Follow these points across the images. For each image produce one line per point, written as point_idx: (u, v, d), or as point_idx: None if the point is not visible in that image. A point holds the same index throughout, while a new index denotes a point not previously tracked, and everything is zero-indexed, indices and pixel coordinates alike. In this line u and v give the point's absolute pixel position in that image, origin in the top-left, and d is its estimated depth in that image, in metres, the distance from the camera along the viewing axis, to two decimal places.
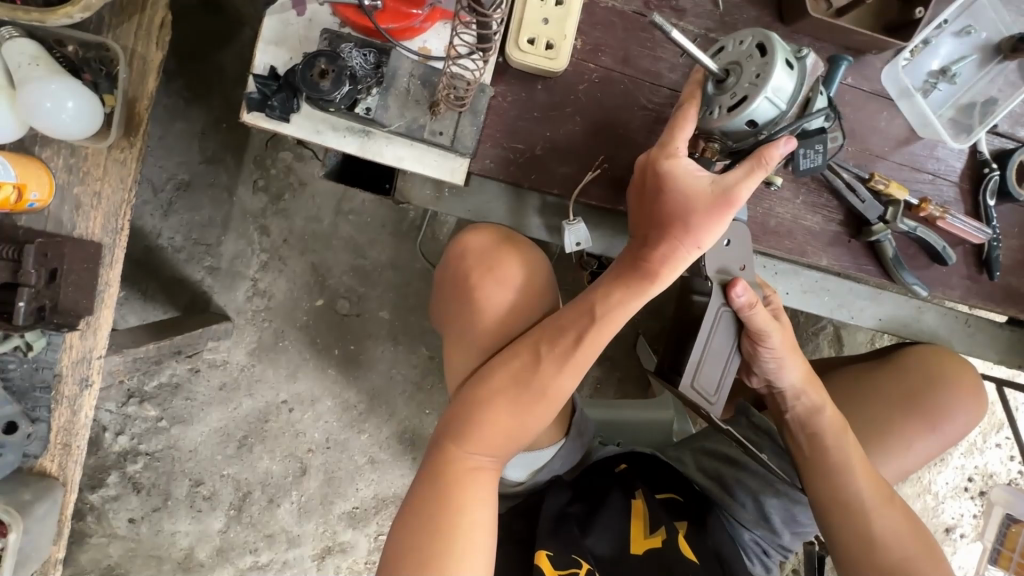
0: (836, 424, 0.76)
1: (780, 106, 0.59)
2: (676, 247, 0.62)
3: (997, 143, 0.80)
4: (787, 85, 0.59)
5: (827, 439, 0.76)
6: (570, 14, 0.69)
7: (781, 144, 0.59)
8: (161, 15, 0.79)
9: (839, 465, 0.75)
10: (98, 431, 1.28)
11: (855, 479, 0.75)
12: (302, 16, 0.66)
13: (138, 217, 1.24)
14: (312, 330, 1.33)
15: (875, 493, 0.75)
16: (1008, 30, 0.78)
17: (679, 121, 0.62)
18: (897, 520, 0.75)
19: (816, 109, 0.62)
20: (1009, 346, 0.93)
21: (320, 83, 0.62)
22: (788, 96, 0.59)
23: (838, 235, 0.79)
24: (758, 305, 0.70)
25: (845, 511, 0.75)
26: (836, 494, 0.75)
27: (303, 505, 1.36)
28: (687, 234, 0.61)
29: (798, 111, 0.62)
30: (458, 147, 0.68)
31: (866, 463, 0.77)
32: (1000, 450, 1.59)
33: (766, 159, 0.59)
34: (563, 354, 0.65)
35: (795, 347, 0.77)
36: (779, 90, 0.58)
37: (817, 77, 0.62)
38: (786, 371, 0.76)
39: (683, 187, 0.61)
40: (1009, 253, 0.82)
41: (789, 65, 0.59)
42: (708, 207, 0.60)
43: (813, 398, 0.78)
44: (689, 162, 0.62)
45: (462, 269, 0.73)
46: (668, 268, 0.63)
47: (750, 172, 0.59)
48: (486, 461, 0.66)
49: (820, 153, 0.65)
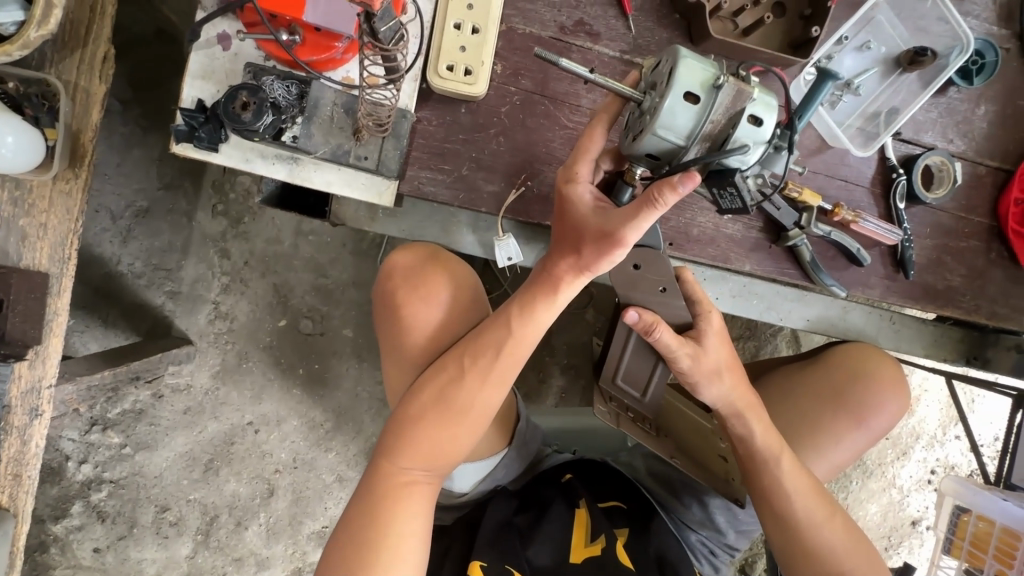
0: (769, 441, 0.76)
1: (672, 143, 0.57)
2: (571, 268, 0.64)
3: (904, 150, 0.85)
4: (684, 121, 0.56)
5: (758, 458, 0.75)
6: (487, 41, 0.72)
7: (682, 182, 0.50)
8: (103, 50, 0.81)
9: (771, 484, 0.75)
10: (61, 460, 1.27)
11: (789, 495, 0.75)
12: (227, 50, 0.69)
13: (96, 245, 1.25)
14: (276, 351, 1.34)
15: (816, 505, 0.75)
16: (905, 43, 0.83)
17: (585, 144, 0.63)
18: (839, 531, 0.75)
19: (731, 146, 0.57)
20: (933, 341, 0.97)
21: (242, 115, 0.64)
22: (683, 133, 0.56)
23: (760, 241, 0.83)
24: (658, 327, 0.68)
25: (786, 528, 0.75)
26: (774, 510, 0.75)
27: (271, 527, 1.36)
28: (581, 259, 0.63)
29: (711, 146, 0.58)
30: (383, 170, 0.71)
31: (803, 477, 0.76)
32: (959, 441, 1.63)
33: (662, 198, 0.52)
34: (484, 368, 0.68)
35: (717, 371, 0.74)
36: (669, 127, 0.56)
37: (740, 109, 0.56)
38: (710, 389, 0.75)
39: (575, 216, 0.62)
40: (924, 252, 0.86)
41: (693, 99, 0.55)
42: (597, 239, 0.60)
43: (745, 420, 0.76)
44: (590, 188, 0.63)
45: (390, 288, 0.76)
46: (566, 285, 0.66)
47: (642, 211, 0.55)
48: (421, 476, 0.68)
49: (735, 196, 0.61)
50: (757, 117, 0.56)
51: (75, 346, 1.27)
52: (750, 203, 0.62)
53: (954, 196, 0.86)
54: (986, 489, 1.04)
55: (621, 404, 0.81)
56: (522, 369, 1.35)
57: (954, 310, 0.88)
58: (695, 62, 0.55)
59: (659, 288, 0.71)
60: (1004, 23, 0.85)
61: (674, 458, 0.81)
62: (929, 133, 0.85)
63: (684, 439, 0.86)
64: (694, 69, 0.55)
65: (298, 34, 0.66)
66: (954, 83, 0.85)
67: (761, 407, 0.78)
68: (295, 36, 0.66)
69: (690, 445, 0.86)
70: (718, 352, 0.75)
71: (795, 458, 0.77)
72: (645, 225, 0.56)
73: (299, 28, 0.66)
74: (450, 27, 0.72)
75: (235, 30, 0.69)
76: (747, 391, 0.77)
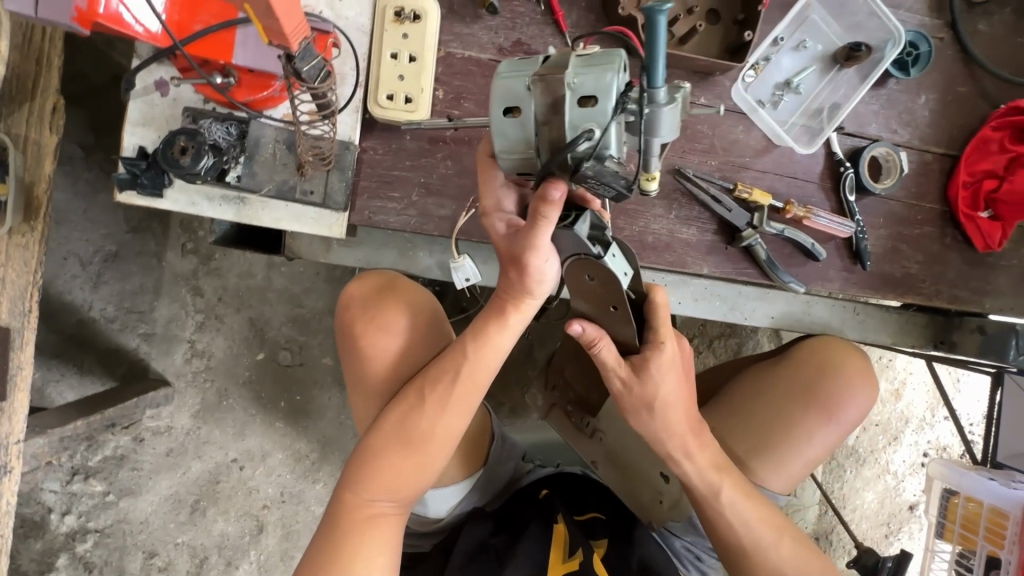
0: (706, 478, 0.73)
1: (520, 157, 0.54)
2: (513, 292, 0.64)
3: (850, 143, 0.86)
4: (517, 135, 0.53)
5: (697, 493, 0.74)
6: (425, 68, 0.73)
7: (553, 192, 0.52)
8: (51, 100, 0.79)
9: (710, 515, 0.74)
10: (43, 513, 1.25)
11: (733, 525, 0.73)
12: (166, 96, 0.70)
13: (67, 292, 1.23)
14: (256, 385, 1.33)
15: (765, 528, 0.74)
16: (840, 40, 0.85)
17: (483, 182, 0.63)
18: (790, 552, 0.74)
19: (573, 135, 0.50)
20: (898, 328, 0.99)
21: (180, 160, 0.65)
22: (522, 145, 0.54)
23: (716, 243, 0.84)
24: (597, 343, 0.68)
25: (734, 550, 0.74)
26: (718, 539, 0.75)
27: (262, 564, 1.33)
28: (511, 280, 0.62)
29: (556, 148, 0.52)
30: (331, 203, 0.72)
31: (752, 505, 0.74)
32: (950, 423, 1.63)
33: (543, 214, 0.53)
34: (444, 396, 0.68)
35: (652, 403, 0.71)
36: (506, 146, 0.54)
37: (563, 98, 0.50)
38: (645, 423, 0.73)
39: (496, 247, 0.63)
40: (880, 242, 0.87)
41: (517, 110, 0.52)
42: (512, 261, 0.60)
43: (677, 462, 0.74)
44: (504, 218, 0.62)
45: (349, 318, 0.76)
46: (514, 310, 0.65)
47: (532, 231, 0.55)
48: (387, 507, 0.67)
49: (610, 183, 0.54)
50: (590, 97, 0.49)
51: (51, 396, 1.25)
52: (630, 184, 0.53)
53: (904, 184, 0.87)
54: (972, 469, 1.02)
55: (561, 396, 0.94)
56: (505, 385, 1.34)
57: (916, 297, 0.88)
58: (508, 75, 0.52)
59: (611, 305, 0.66)
60: (936, 13, 0.87)
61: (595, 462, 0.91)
62: (873, 125, 0.87)
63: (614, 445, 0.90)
64: (508, 81, 0.52)
65: (233, 76, 0.68)
66: (891, 75, 0.86)
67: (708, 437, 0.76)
68: (230, 78, 0.68)
69: (624, 455, 0.90)
70: (668, 386, 0.71)
71: (739, 489, 0.74)
72: (547, 244, 0.57)
73: (233, 70, 0.68)
74: (387, 58, 0.73)
75: (171, 76, 0.69)
76: (691, 424, 0.74)
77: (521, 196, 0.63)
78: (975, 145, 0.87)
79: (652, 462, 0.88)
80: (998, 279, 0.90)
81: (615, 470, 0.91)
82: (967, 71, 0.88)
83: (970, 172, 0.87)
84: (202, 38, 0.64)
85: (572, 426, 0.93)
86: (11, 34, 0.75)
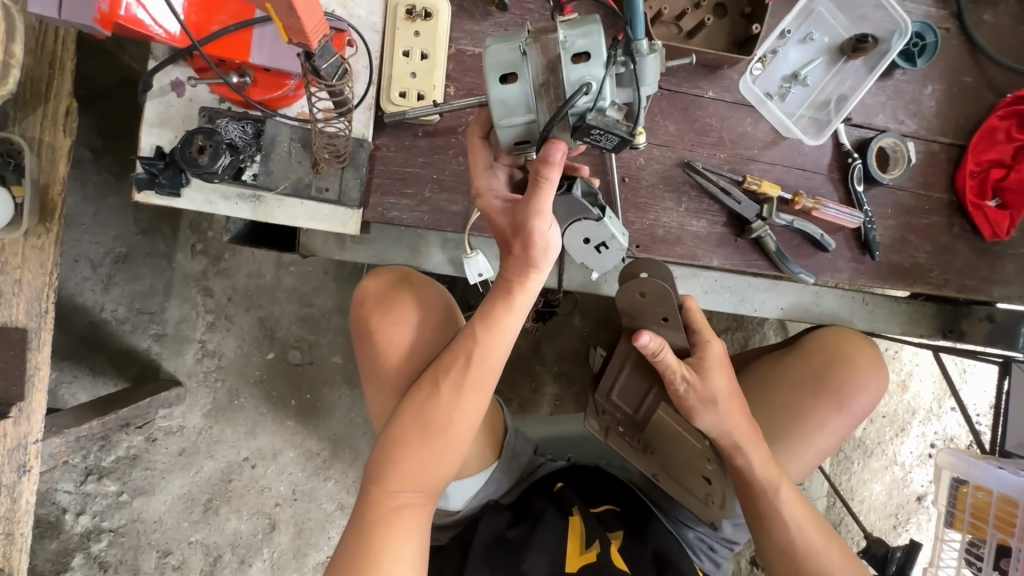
0: (768, 470, 0.75)
1: (522, 122, 0.55)
2: (520, 270, 0.64)
3: (858, 134, 0.87)
4: (516, 102, 0.54)
5: (756, 487, 0.75)
6: (437, 66, 0.74)
7: (553, 154, 0.53)
8: (65, 103, 0.79)
9: (768, 514, 0.74)
10: (58, 514, 1.26)
11: (788, 524, 0.74)
12: (182, 96, 0.71)
13: (78, 294, 1.24)
14: (267, 384, 1.34)
15: (815, 530, 0.75)
16: (847, 32, 0.85)
17: (474, 162, 0.66)
18: (838, 558, 0.74)
19: (571, 91, 0.52)
20: (907, 318, 1.00)
21: (198, 158, 0.66)
22: (521, 109, 0.55)
23: (725, 235, 0.84)
24: (664, 352, 0.68)
25: (784, 550, 0.74)
26: (773, 541, 0.75)
27: (275, 561, 1.34)
28: (518, 257, 0.63)
29: (555, 107, 0.54)
30: (346, 200, 0.73)
31: (800, 505, 0.75)
32: (957, 414, 1.63)
33: (544, 175, 0.54)
34: (457, 381, 0.69)
35: (711, 400, 0.73)
36: (507, 113, 0.55)
37: (557, 58, 0.53)
38: (701, 419, 0.74)
39: (495, 225, 0.64)
40: (888, 232, 0.88)
41: (513, 78, 0.54)
42: (517, 235, 0.61)
43: (744, 452, 0.74)
44: (499, 197, 0.64)
45: (362, 314, 0.77)
46: (520, 287, 0.66)
47: (535, 196, 0.58)
48: (411, 498, 0.68)
49: (609, 136, 0.55)
50: (582, 53, 0.52)
51: (64, 398, 1.26)
52: (629, 131, 0.55)
53: (912, 174, 0.88)
54: (981, 459, 1.03)
55: (613, 418, 0.86)
56: (515, 381, 1.35)
57: (924, 286, 0.89)
58: (498, 45, 0.54)
59: (661, 318, 0.72)
60: (941, 4, 0.88)
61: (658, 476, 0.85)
62: (880, 116, 0.87)
63: (671, 459, 0.86)
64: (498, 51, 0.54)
65: (248, 75, 0.69)
66: (898, 66, 0.87)
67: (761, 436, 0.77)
68: (245, 78, 0.69)
69: (677, 461, 0.85)
70: (718, 382, 0.73)
71: (791, 486, 0.76)
72: (549, 208, 0.59)
73: (249, 70, 0.69)
74: (399, 56, 0.74)
75: (187, 76, 0.70)
76: (746, 419, 0.75)
77: (510, 174, 0.66)
78: (982, 134, 0.88)
79: (698, 458, 0.83)
80: (1006, 268, 0.91)
81: (676, 485, 0.85)
82: (972, 61, 0.89)
83: (977, 161, 0.88)
84: (219, 38, 0.65)
85: (628, 447, 0.85)
86: (25, 38, 0.75)
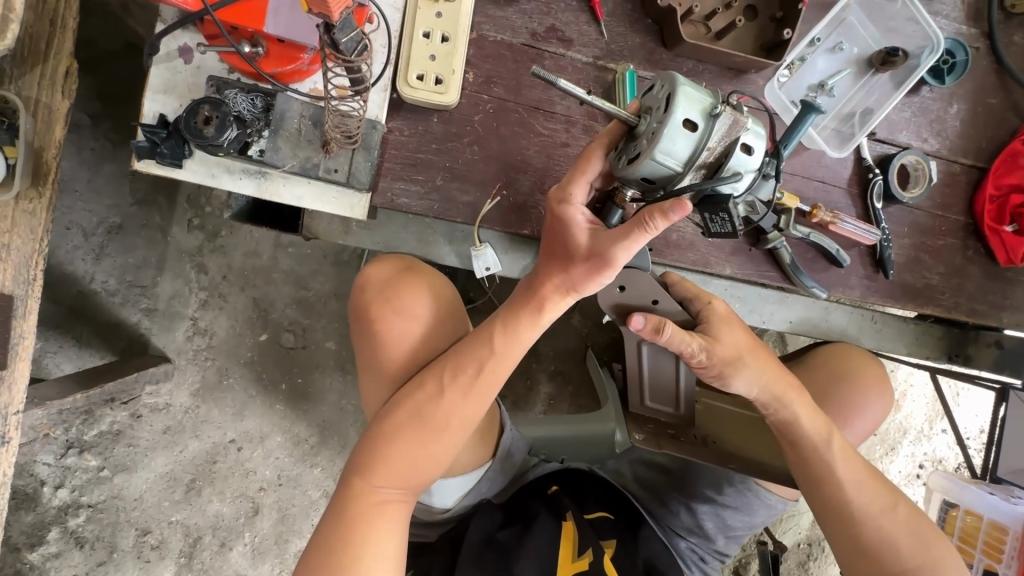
0: (816, 425, 0.73)
1: (669, 168, 0.57)
2: (558, 289, 0.65)
3: (880, 150, 0.85)
4: (682, 151, 0.56)
5: (804, 442, 0.73)
6: (457, 49, 0.72)
7: (674, 210, 0.53)
8: (65, 64, 0.76)
9: (822, 474, 0.72)
10: (35, 486, 1.23)
11: (843, 485, 0.72)
12: (189, 63, 0.68)
13: (69, 262, 1.20)
14: (258, 366, 1.31)
15: (873, 494, 0.72)
16: (877, 44, 0.83)
17: (583, 165, 0.63)
18: (900, 523, 0.70)
19: (727, 173, 0.58)
20: (915, 339, 0.98)
21: (204, 130, 0.63)
22: (679, 159, 0.56)
23: (740, 244, 0.82)
24: (665, 327, 0.67)
25: (844, 515, 0.71)
26: (831, 504, 0.72)
27: (256, 546, 1.32)
28: (571, 275, 0.63)
29: (706, 173, 0.59)
30: (354, 182, 0.70)
31: (856, 466, 0.73)
32: (947, 436, 1.63)
33: (654, 224, 0.55)
34: (466, 385, 0.67)
35: (737, 358, 0.71)
36: (668, 152, 0.56)
37: (733, 138, 0.57)
38: (729, 380, 0.72)
39: (564, 237, 0.63)
40: (902, 251, 0.86)
41: (691, 127, 0.55)
42: (587, 258, 0.62)
43: (788, 404, 0.73)
44: (583, 213, 0.63)
45: (364, 302, 0.75)
46: (552, 305, 0.66)
47: (635, 235, 0.57)
48: (395, 494, 0.66)
49: (726, 221, 0.62)
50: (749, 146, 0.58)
51: (48, 367, 1.22)
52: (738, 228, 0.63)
53: (930, 194, 0.87)
54: (974, 484, 1.03)
55: (659, 425, 0.85)
56: (509, 378, 1.33)
57: (935, 307, 0.87)
58: (694, 90, 0.55)
59: (651, 300, 0.71)
60: (973, 23, 0.86)
61: (726, 463, 0.78)
62: (904, 132, 0.86)
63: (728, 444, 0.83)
64: (693, 98, 0.55)
65: (261, 46, 0.66)
66: (926, 82, 0.85)
67: (806, 392, 0.76)
68: (258, 48, 0.66)
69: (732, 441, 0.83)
70: (733, 337, 0.72)
71: (842, 446, 0.73)
72: (634, 251, 0.60)
73: (262, 40, 0.66)
74: (419, 38, 0.71)
75: (196, 43, 0.68)
76: (774, 369, 0.74)
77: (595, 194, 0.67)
78: (1004, 157, 0.86)
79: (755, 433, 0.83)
80: (1017, 294, 0.90)
81: (745, 464, 0.80)
82: (998, 82, 0.88)
83: (997, 185, 0.86)
84: (233, 4, 0.62)
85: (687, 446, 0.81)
86: None
